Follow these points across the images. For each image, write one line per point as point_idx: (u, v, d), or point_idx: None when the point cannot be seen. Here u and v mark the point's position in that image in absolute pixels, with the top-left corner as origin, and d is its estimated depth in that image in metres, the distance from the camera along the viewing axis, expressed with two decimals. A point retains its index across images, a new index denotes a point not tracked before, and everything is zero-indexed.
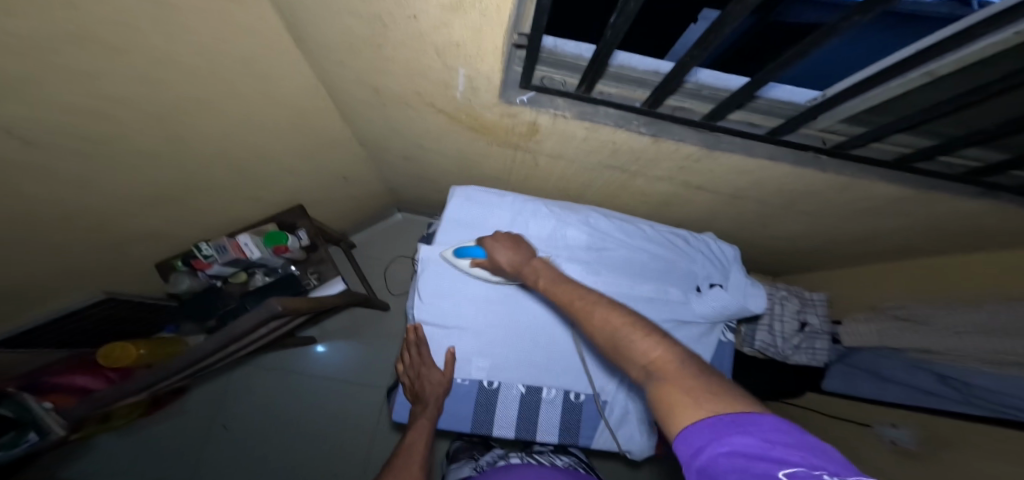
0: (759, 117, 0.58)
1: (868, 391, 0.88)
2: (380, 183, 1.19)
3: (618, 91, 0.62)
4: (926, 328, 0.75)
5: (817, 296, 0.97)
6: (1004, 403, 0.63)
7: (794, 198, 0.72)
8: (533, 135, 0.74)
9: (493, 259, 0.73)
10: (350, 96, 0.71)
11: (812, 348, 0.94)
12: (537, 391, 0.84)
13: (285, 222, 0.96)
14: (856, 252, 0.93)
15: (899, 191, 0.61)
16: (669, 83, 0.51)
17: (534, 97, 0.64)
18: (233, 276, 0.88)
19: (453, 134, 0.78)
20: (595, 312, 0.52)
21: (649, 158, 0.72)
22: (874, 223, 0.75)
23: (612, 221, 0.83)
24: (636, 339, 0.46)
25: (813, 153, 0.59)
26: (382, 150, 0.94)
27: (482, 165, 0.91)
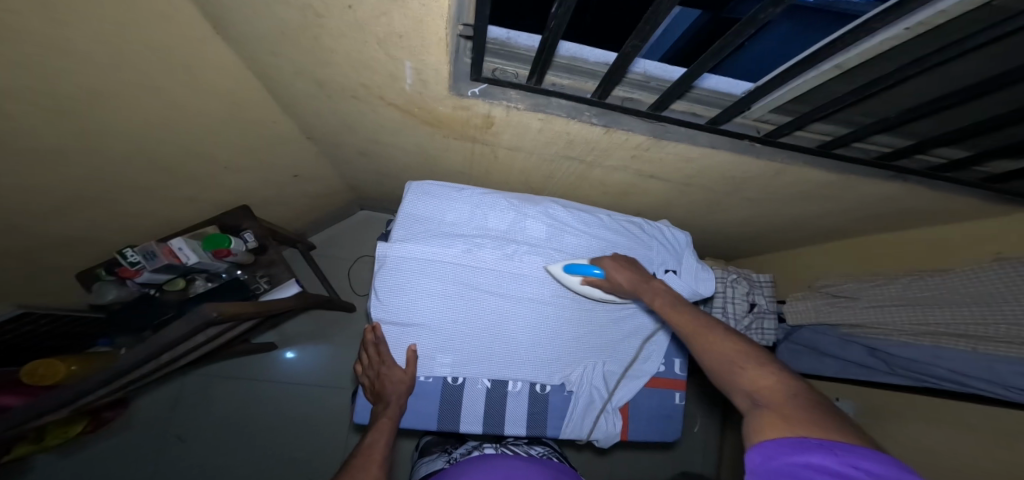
0: (701, 108, 0.60)
1: (808, 366, 0.94)
2: (338, 180, 1.14)
3: (569, 82, 0.63)
4: (857, 303, 0.82)
5: (762, 277, 1.03)
6: (930, 371, 0.69)
7: (739, 186, 0.75)
8: (488, 128, 0.73)
9: (608, 280, 0.75)
10: (290, 87, 0.66)
11: (760, 328, 1.01)
12: (503, 384, 0.84)
13: (228, 224, 0.90)
14: (797, 236, 0.99)
15: (829, 177, 0.66)
16: (614, 73, 0.51)
17: (486, 89, 0.62)
18: (169, 283, 0.82)
19: (406, 128, 0.76)
20: (709, 336, 0.56)
21: (604, 149, 0.73)
22: (810, 207, 0.80)
23: (570, 212, 0.84)
24: (743, 366, 0.49)
25: (750, 141, 0.61)
26: (334, 144, 0.90)
27: (440, 159, 0.89)
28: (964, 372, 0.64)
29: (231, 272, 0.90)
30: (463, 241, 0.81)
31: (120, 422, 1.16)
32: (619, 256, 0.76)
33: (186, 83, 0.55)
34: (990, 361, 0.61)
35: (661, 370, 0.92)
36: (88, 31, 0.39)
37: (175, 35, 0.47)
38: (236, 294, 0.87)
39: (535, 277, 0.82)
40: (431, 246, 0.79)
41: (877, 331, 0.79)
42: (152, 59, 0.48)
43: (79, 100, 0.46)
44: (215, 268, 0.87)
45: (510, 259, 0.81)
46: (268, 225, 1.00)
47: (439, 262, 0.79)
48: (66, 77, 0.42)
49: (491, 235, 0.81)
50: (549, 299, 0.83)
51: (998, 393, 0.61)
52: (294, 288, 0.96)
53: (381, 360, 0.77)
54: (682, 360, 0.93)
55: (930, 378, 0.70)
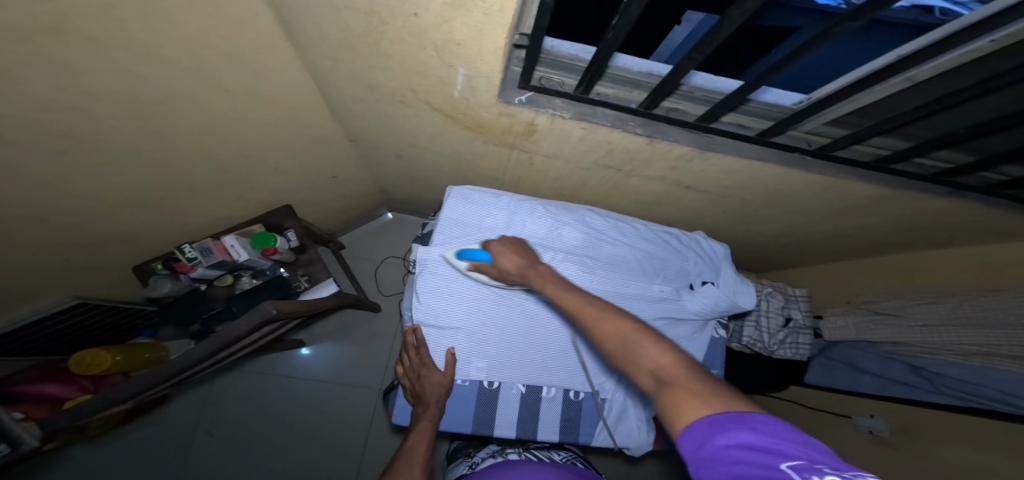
0: (749, 120, 0.60)
1: (845, 382, 0.92)
2: (371, 183, 1.17)
3: (616, 93, 0.63)
4: (904, 322, 0.79)
5: (799, 292, 1.01)
6: (982, 393, 0.67)
7: (780, 198, 0.75)
8: (530, 136, 0.74)
9: (494, 264, 0.73)
10: (341, 92, 0.69)
11: (795, 342, 0.99)
12: (536, 390, 0.84)
13: (272, 223, 0.92)
14: (834, 249, 0.97)
15: (877, 191, 0.65)
16: (665, 84, 0.52)
17: (533, 97, 0.64)
18: (219, 278, 0.86)
19: (447, 133, 0.78)
20: (603, 319, 0.52)
21: (644, 158, 0.74)
22: (853, 221, 0.79)
23: (607, 221, 0.85)
24: (644, 344, 0.45)
25: (800, 153, 0.62)
26: (373, 148, 0.92)
27: (476, 165, 0.91)
28: (1018, 395, 0.62)
29: (276, 271, 0.92)
30: None
31: (154, 413, 1.20)
32: (513, 240, 0.75)
33: (251, 86, 0.58)
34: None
35: None
36: (173, 31, 0.42)
37: (246, 39, 0.50)
38: (279, 292, 0.89)
39: None
40: None
41: (919, 349, 0.77)
42: (225, 62, 0.50)
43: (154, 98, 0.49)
44: (261, 266, 0.89)
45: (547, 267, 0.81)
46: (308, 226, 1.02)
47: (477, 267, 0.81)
48: (150, 81, 0.45)
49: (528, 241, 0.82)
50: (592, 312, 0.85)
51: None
52: (332, 287, 0.98)
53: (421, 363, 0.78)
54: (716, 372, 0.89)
55: (980, 399, 0.67)
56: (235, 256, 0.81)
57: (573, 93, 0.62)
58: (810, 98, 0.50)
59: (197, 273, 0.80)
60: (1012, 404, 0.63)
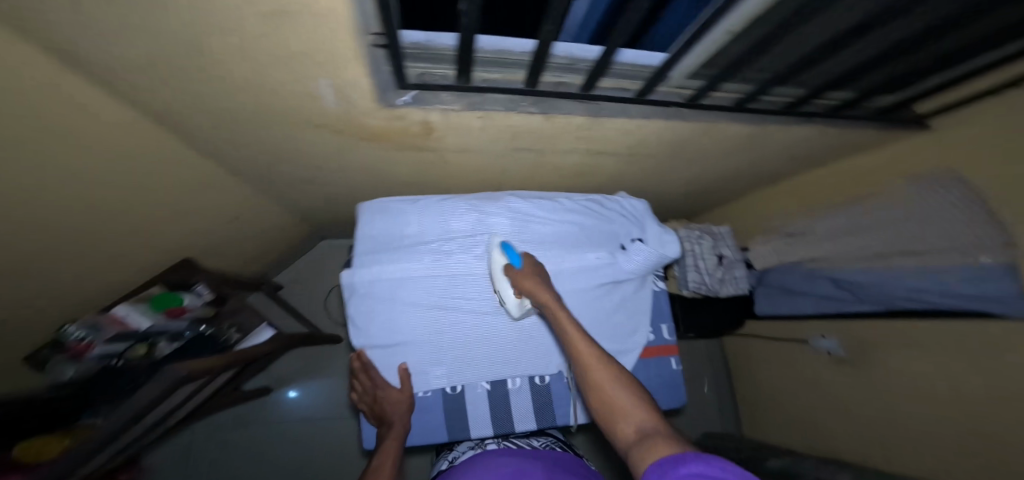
0: (627, 82, 0.64)
1: (785, 307, 1.01)
2: (291, 213, 1.09)
3: (501, 75, 0.61)
4: (811, 238, 0.92)
5: (723, 230, 1.08)
6: (885, 293, 0.79)
7: (682, 149, 0.80)
8: (429, 134, 0.70)
9: (533, 271, 0.73)
10: (211, 135, 0.61)
11: (733, 278, 1.05)
12: (502, 383, 0.86)
13: (174, 282, 0.87)
14: (746, 184, 1.05)
15: (755, 130, 0.71)
16: (536, 60, 0.51)
17: (418, 95, 0.59)
18: (129, 350, 0.73)
19: (345, 151, 0.73)
20: (606, 369, 0.56)
21: (549, 134, 0.74)
22: (752, 158, 0.85)
23: (531, 202, 0.84)
24: (625, 395, 0.52)
25: (677, 106, 0.66)
26: (274, 180, 0.85)
27: (390, 175, 0.87)
28: (916, 289, 0.73)
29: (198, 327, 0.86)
30: (432, 252, 0.80)
31: None
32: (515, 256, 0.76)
33: (92, 153, 0.48)
34: (934, 273, 0.70)
35: (652, 338, 0.89)
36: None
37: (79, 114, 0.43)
38: (212, 346, 0.83)
39: None
40: (402, 265, 0.79)
41: (830, 261, 0.88)
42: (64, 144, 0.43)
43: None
44: (177, 328, 0.83)
45: (481, 261, 0.81)
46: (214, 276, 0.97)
47: (413, 279, 0.80)
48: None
49: (456, 239, 0.80)
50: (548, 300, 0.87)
51: (952, 306, 0.69)
52: (267, 332, 1.03)
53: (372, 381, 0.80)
54: (668, 324, 0.90)
55: (887, 299, 0.79)
56: (135, 323, 0.76)
57: (458, 84, 0.59)
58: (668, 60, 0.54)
59: (98, 351, 0.70)
60: (913, 296, 0.74)
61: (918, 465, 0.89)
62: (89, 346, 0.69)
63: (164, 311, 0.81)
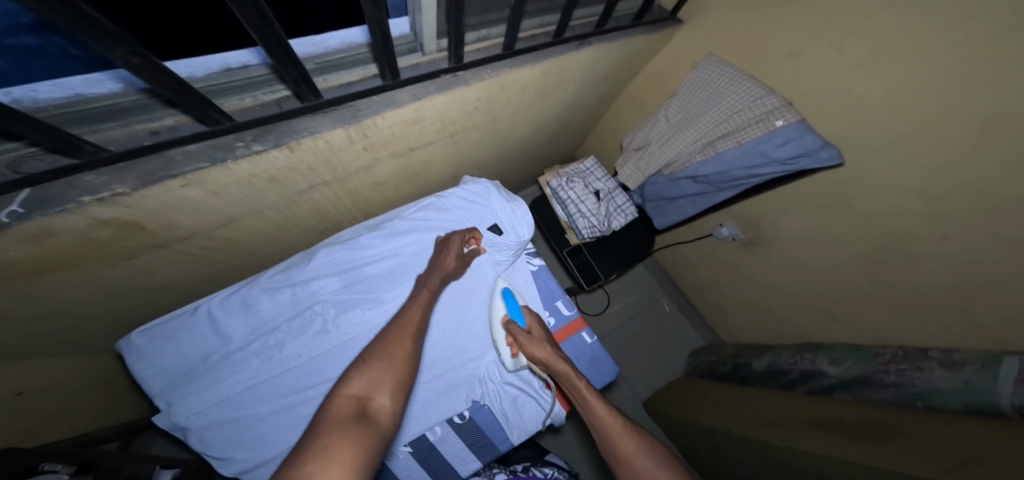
0: (367, 69, 0.55)
1: (674, 214, 0.91)
2: (114, 354, 0.90)
3: (179, 121, 0.45)
4: (655, 145, 0.86)
5: (589, 163, 0.99)
6: (734, 176, 0.74)
7: (492, 110, 0.73)
8: (139, 229, 0.49)
9: (528, 333, 0.68)
10: None
11: (619, 207, 0.97)
12: (421, 441, 0.70)
13: (20, 470, 0.64)
14: (586, 105, 0.98)
15: (538, 69, 0.67)
16: (184, 95, 0.37)
17: (29, 195, 0.39)
18: None
19: (64, 296, 0.55)
20: (631, 437, 0.54)
21: (316, 160, 0.58)
22: (566, 84, 0.78)
23: (353, 241, 0.70)
24: (662, 476, 0.49)
25: (448, 74, 0.61)
26: (26, 353, 0.65)
27: (176, 281, 0.70)
28: (752, 165, 0.70)
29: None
30: (246, 353, 0.63)
31: None
32: (474, 233, 0.73)
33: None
34: (756, 144, 0.68)
35: (553, 321, 0.76)
36: None
37: None
38: None
39: (364, 333, 0.67)
40: (213, 385, 0.61)
41: (681, 161, 0.81)
42: None
43: None
44: None
45: (325, 332, 0.66)
46: (59, 446, 0.75)
47: (236, 394, 0.62)
48: None
49: (270, 324, 0.65)
50: None
51: (781, 171, 0.68)
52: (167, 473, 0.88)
53: (460, 251, 0.70)
54: (565, 298, 0.78)
55: (739, 178, 0.74)
56: None
57: (91, 160, 0.39)
58: (384, 38, 0.44)
59: None
60: (753, 172, 0.71)
61: (852, 311, 0.91)
62: None
63: None
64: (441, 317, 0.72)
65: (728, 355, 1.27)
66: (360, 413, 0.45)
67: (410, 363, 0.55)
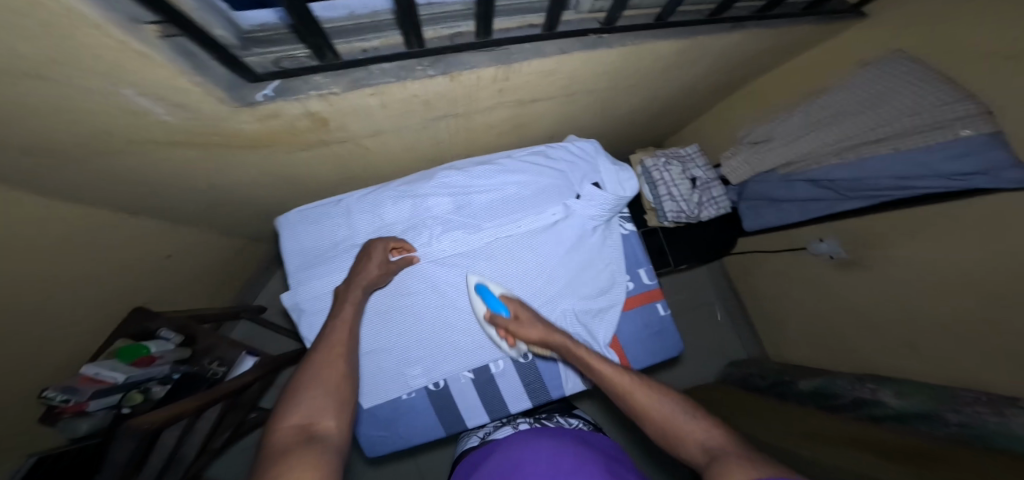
0: (533, 16, 0.57)
1: (773, 218, 0.95)
2: (243, 236, 1.06)
3: (380, 42, 0.52)
4: (779, 143, 0.90)
5: (691, 149, 1.01)
6: (871, 184, 0.75)
7: (621, 74, 0.74)
8: (325, 126, 0.59)
9: (516, 319, 0.68)
10: (76, 189, 0.54)
11: (712, 198, 0.99)
12: (485, 369, 0.80)
13: (137, 331, 0.82)
14: (702, 90, 0.96)
15: (678, 45, 0.67)
16: (406, 15, 0.43)
17: (281, 85, 0.49)
18: (124, 400, 0.74)
19: (240, 171, 0.66)
20: (642, 388, 0.60)
21: (459, 93, 0.64)
22: (697, 62, 0.77)
23: (467, 171, 0.75)
24: (672, 415, 0.56)
25: (596, 34, 0.61)
26: (193, 213, 0.79)
27: (313, 179, 0.80)
28: (902, 174, 0.69)
29: (179, 367, 0.84)
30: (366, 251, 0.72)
31: None
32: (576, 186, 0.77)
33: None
34: (912, 153, 0.67)
35: (631, 285, 0.81)
36: None
37: None
38: (201, 384, 0.83)
39: (463, 254, 0.75)
40: (333, 273, 0.70)
41: (808, 161, 0.84)
42: None
43: None
44: (159, 372, 0.80)
45: (429, 245, 0.74)
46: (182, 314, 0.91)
47: None
48: None
49: (389, 230, 0.73)
50: (503, 264, 0.75)
51: (937, 185, 0.66)
52: (251, 359, 0.94)
53: (383, 258, 0.69)
54: (646, 267, 0.83)
55: (874, 187, 0.74)
56: (111, 379, 0.72)
57: (325, 64, 0.48)
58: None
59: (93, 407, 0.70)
60: (897, 183, 0.71)
61: (934, 354, 0.87)
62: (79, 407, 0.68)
63: (134, 363, 0.76)
64: (514, 263, 0.76)
65: (772, 371, 1.27)
66: (309, 438, 0.45)
67: (347, 381, 0.55)
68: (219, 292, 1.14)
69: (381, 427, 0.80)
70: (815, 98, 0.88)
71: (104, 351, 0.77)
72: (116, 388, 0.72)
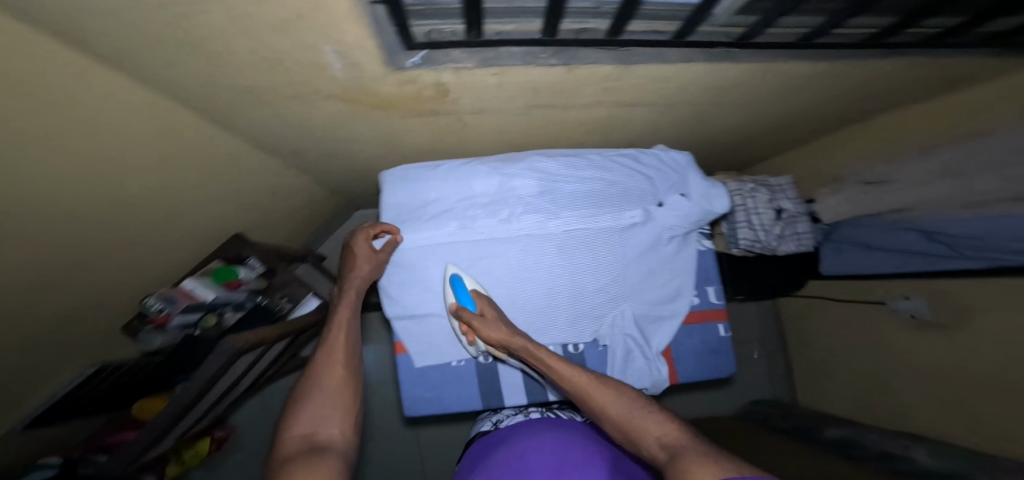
0: (660, 23, 0.49)
1: (866, 263, 0.95)
2: (327, 186, 1.14)
3: (515, 27, 0.54)
4: (895, 185, 0.84)
5: (783, 181, 1.00)
6: (990, 246, 0.70)
7: (745, 104, 0.70)
8: (444, 97, 0.67)
9: (482, 316, 0.71)
10: (223, 109, 0.60)
11: (794, 233, 0.99)
12: (534, 353, 0.82)
13: (230, 255, 0.89)
14: (820, 122, 0.92)
15: (813, 69, 0.59)
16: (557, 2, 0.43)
17: (427, 55, 0.57)
18: (202, 321, 0.82)
19: (358, 119, 0.71)
20: (605, 389, 0.64)
21: (569, 85, 0.62)
22: (824, 93, 0.72)
23: (558, 160, 0.79)
24: (629, 416, 0.61)
25: (724, 47, 0.51)
26: (301, 155, 0.86)
27: (411, 142, 0.86)
28: None
29: (254, 297, 0.92)
30: (454, 217, 0.77)
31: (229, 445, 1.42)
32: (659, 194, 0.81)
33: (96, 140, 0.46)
34: None
35: (696, 301, 0.87)
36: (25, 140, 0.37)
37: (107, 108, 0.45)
38: (266, 318, 0.92)
39: (538, 236, 0.78)
40: (425, 231, 0.76)
41: (921, 211, 0.79)
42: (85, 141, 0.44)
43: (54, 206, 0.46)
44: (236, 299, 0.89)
45: (509, 223, 0.77)
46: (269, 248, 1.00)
47: (436, 244, 0.77)
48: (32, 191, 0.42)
49: (478, 202, 0.77)
50: (576, 255, 0.79)
51: None
52: (314, 300, 1.00)
53: (369, 248, 0.72)
54: (716, 287, 0.87)
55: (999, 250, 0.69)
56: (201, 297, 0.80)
57: (467, 40, 0.54)
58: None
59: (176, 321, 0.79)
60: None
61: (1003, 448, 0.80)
62: (167, 317, 0.77)
63: (225, 285, 0.84)
64: (586, 256, 0.80)
65: (797, 416, 1.23)
66: (308, 449, 0.54)
67: (345, 383, 0.64)
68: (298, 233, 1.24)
69: (426, 389, 0.81)
70: (957, 141, 0.77)
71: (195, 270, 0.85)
72: (204, 306, 0.81)
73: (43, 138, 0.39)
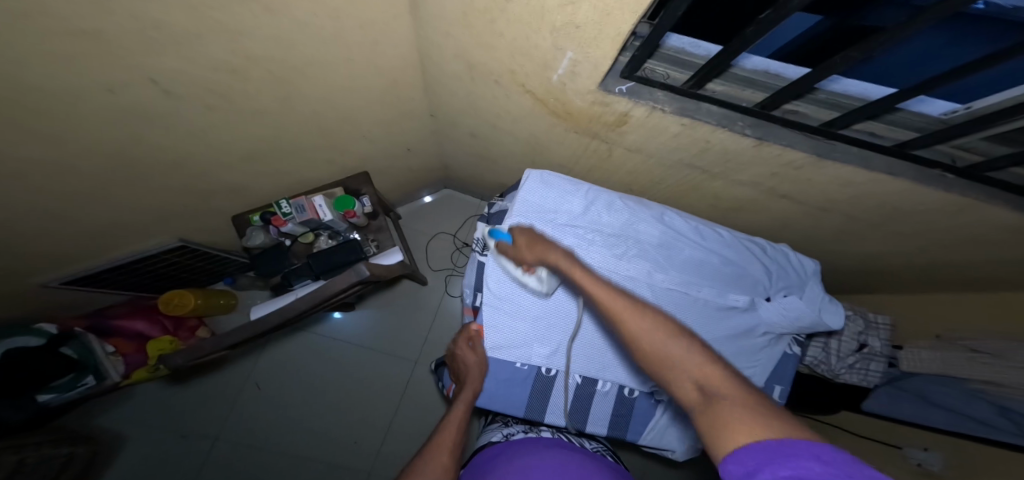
0: (883, 128, 0.55)
1: (912, 412, 0.89)
2: (441, 160, 1.20)
3: (724, 89, 0.59)
4: (1004, 360, 0.74)
5: (880, 319, 1.00)
6: None
7: (892, 228, 0.73)
8: (618, 126, 0.73)
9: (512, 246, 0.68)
10: (443, 71, 0.69)
11: (865, 368, 0.97)
12: (592, 383, 0.82)
13: (352, 188, 0.94)
14: (938, 277, 0.93)
15: (1013, 222, 0.59)
16: (797, 87, 0.48)
17: (633, 88, 0.62)
18: (302, 236, 0.90)
19: (531, 116, 0.79)
20: (624, 302, 0.43)
21: (744, 159, 0.67)
22: (967, 254, 0.74)
23: (686, 222, 0.85)
24: (651, 331, 0.39)
25: (941, 169, 0.55)
26: (454, 126, 0.93)
27: (551, 150, 0.92)
28: None
29: (350, 232, 0.95)
30: (575, 235, 0.80)
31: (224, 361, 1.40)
32: (770, 288, 0.84)
33: (364, 57, 0.56)
34: None
35: (759, 393, 0.84)
36: (342, 19, 0.45)
37: (391, 30, 0.53)
38: (353, 251, 0.90)
39: (642, 283, 0.80)
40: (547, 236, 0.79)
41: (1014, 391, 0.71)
42: (358, 45, 0.52)
43: (304, 74, 0.53)
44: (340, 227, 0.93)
45: (619, 260, 0.80)
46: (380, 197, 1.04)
47: None
48: (308, 56, 0.49)
49: (604, 229, 0.82)
50: (668, 311, 0.80)
51: None
52: (397, 255, 0.99)
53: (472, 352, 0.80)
54: (783, 388, 0.85)
55: None
56: (321, 215, 0.86)
57: (681, 87, 0.59)
58: (966, 109, 0.46)
59: (287, 229, 0.85)
60: None
61: None
62: (285, 222, 0.84)
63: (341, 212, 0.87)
64: (683, 317, 0.80)
65: None
66: None
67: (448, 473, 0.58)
68: (393, 194, 1.31)
69: (482, 379, 0.79)
70: None
71: (321, 190, 0.91)
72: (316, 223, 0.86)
73: (356, 20, 0.46)
